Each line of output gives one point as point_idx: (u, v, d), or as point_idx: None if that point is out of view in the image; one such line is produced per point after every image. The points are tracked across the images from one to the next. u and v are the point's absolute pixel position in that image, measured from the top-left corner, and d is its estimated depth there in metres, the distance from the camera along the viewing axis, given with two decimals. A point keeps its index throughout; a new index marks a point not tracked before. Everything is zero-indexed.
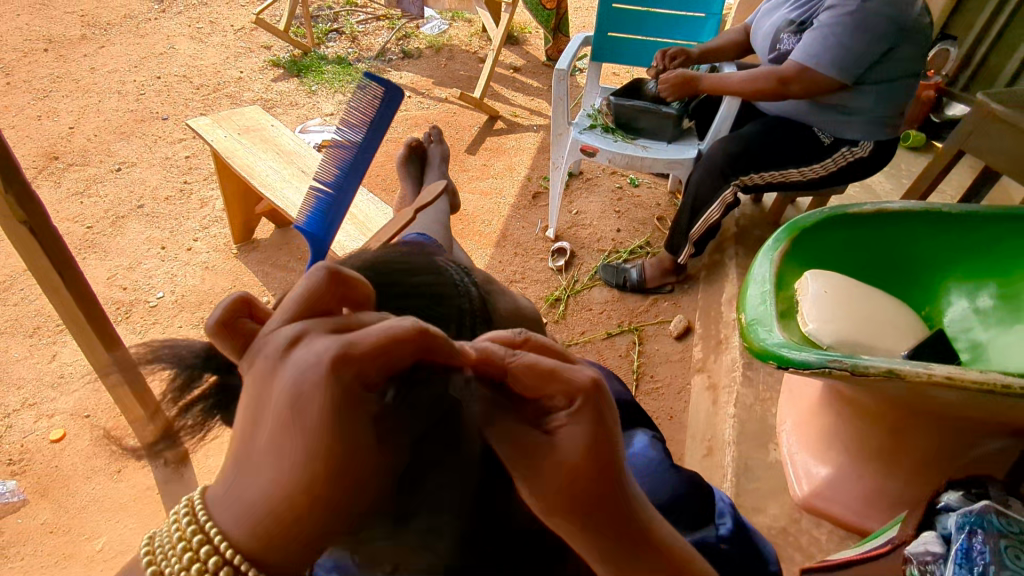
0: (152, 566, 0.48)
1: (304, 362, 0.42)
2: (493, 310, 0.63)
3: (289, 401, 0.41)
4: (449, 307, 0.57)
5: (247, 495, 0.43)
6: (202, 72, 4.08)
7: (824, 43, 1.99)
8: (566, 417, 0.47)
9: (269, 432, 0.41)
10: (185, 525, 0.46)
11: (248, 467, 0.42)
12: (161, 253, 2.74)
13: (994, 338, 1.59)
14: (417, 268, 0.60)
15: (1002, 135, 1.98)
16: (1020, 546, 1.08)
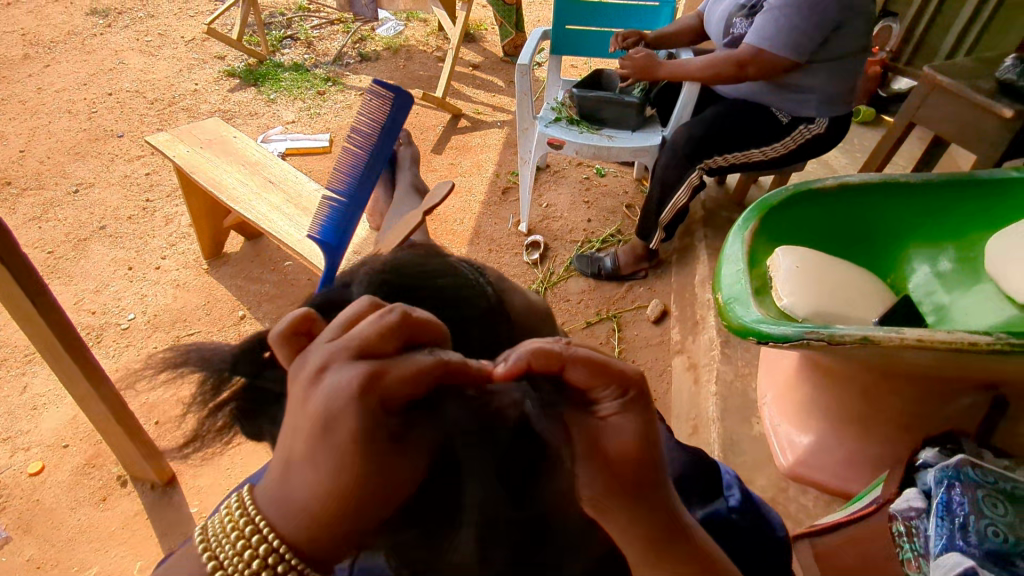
0: (209, 557, 0.54)
1: (330, 379, 0.46)
2: (509, 307, 0.63)
3: (315, 413, 0.45)
4: (472, 307, 0.60)
5: (295, 496, 0.49)
6: (155, 87, 3.98)
7: (777, 25, 2.04)
8: (617, 406, 0.54)
9: (304, 440, 0.46)
10: (237, 519, 0.52)
11: (292, 470, 0.48)
12: (128, 274, 2.67)
13: (958, 300, 1.67)
14: (434, 271, 0.62)
15: (948, 104, 2.05)
16: (996, 494, 1.12)
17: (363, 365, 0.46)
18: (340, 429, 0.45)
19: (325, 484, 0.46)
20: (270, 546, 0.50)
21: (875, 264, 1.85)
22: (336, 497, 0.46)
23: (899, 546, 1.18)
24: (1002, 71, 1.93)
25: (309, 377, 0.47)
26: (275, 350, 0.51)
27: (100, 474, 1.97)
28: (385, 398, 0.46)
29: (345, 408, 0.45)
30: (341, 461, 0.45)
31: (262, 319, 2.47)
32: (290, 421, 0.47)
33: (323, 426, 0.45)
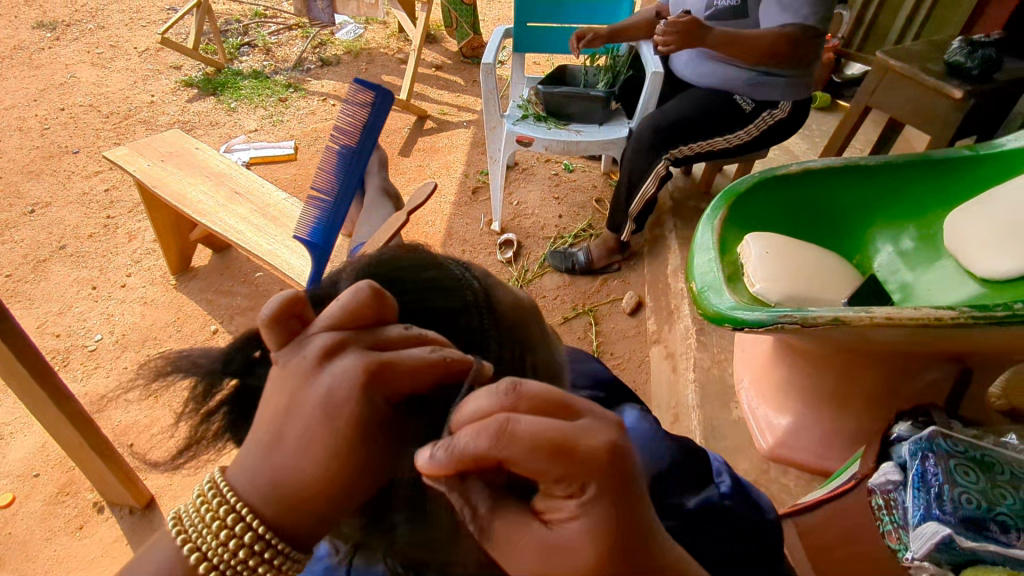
0: (186, 541, 0.51)
1: (335, 367, 0.47)
2: (497, 302, 0.61)
3: (317, 399, 0.47)
4: (456, 300, 0.59)
5: (275, 473, 0.48)
6: (110, 100, 3.87)
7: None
8: (573, 506, 0.41)
9: (299, 424, 0.47)
10: (214, 503, 0.50)
11: (275, 447, 0.48)
12: (92, 294, 2.60)
13: (921, 278, 1.72)
14: (420, 266, 0.62)
15: (901, 87, 2.12)
16: (966, 463, 1.17)
17: (370, 356, 0.48)
18: (341, 415, 0.46)
19: (314, 466, 0.47)
20: (246, 525, 0.49)
21: (842, 246, 1.90)
22: (326, 480, 0.47)
23: (879, 519, 1.23)
24: (950, 54, 1.97)
25: (312, 362, 0.48)
26: (268, 332, 0.51)
27: (75, 502, 1.91)
28: (388, 389, 0.48)
29: (350, 395, 0.46)
30: (338, 440, 0.46)
31: (235, 332, 2.43)
32: (281, 403, 0.48)
33: (326, 409, 0.46)
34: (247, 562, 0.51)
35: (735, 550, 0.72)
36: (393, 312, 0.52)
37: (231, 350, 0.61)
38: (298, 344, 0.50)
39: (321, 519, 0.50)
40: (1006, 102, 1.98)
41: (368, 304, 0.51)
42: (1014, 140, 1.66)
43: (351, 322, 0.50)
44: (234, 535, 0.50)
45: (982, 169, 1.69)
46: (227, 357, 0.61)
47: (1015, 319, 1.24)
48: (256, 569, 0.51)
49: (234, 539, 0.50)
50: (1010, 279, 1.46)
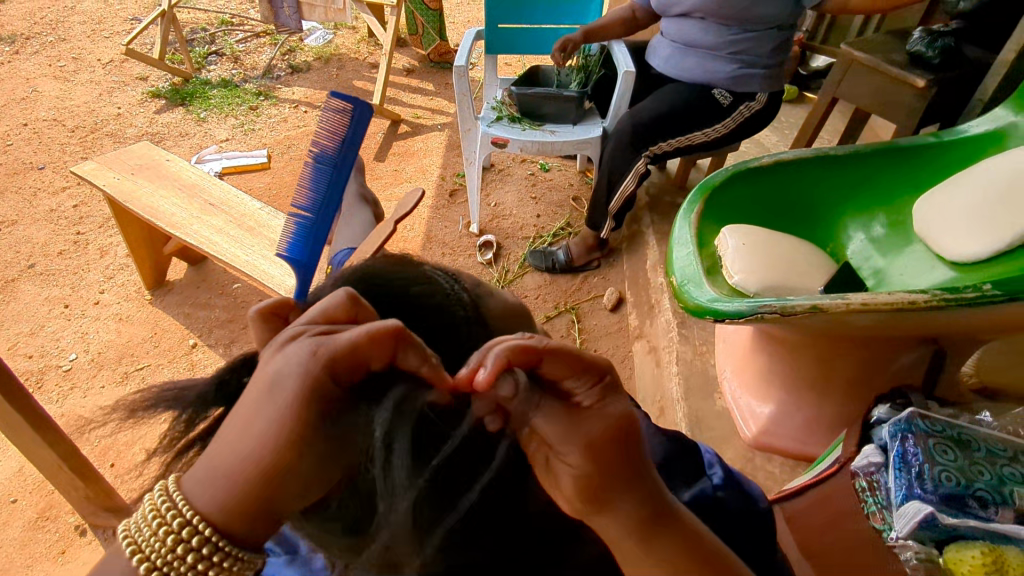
0: (135, 553, 0.51)
1: (290, 350, 0.50)
2: (486, 311, 0.62)
3: (266, 378, 0.49)
4: (448, 316, 0.58)
5: (231, 463, 0.50)
6: (75, 114, 3.78)
7: None
8: (594, 394, 0.54)
9: (251, 409, 0.49)
10: (159, 506, 0.52)
11: (233, 436, 0.50)
12: (65, 313, 2.54)
13: (893, 264, 1.76)
14: (409, 281, 0.61)
15: (866, 77, 2.16)
16: (944, 441, 1.20)
17: (322, 341, 0.49)
18: (285, 391, 0.48)
19: (260, 449, 0.49)
20: (192, 528, 0.50)
21: (816, 235, 1.93)
22: (273, 463, 0.49)
23: (863, 501, 1.24)
24: (912, 44, 2.02)
25: (275, 345, 0.51)
26: (257, 327, 0.58)
27: (55, 527, 1.87)
28: (334, 368, 0.49)
29: (294, 372, 0.48)
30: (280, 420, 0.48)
31: (215, 345, 2.39)
32: (243, 397, 0.51)
33: (270, 387, 0.48)
34: (188, 560, 0.51)
35: (729, 541, 0.73)
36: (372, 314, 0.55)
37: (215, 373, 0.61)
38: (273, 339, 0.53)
39: (269, 509, 0.51)
40: (961, 93, 2.02)
41: (344, 307, 0.53)
42: (975, 126, 1.73)
43: (329, 321, 0.53)
44: (182, 541, 0.50)
45: (946, 157, 1.75)
46: (217, 384, 0.60)
47: (983, 300, 1.28)
48: (199, 571, 0.51)
49: (178, 544, 0.50)
50: (979, 260, 1.50)
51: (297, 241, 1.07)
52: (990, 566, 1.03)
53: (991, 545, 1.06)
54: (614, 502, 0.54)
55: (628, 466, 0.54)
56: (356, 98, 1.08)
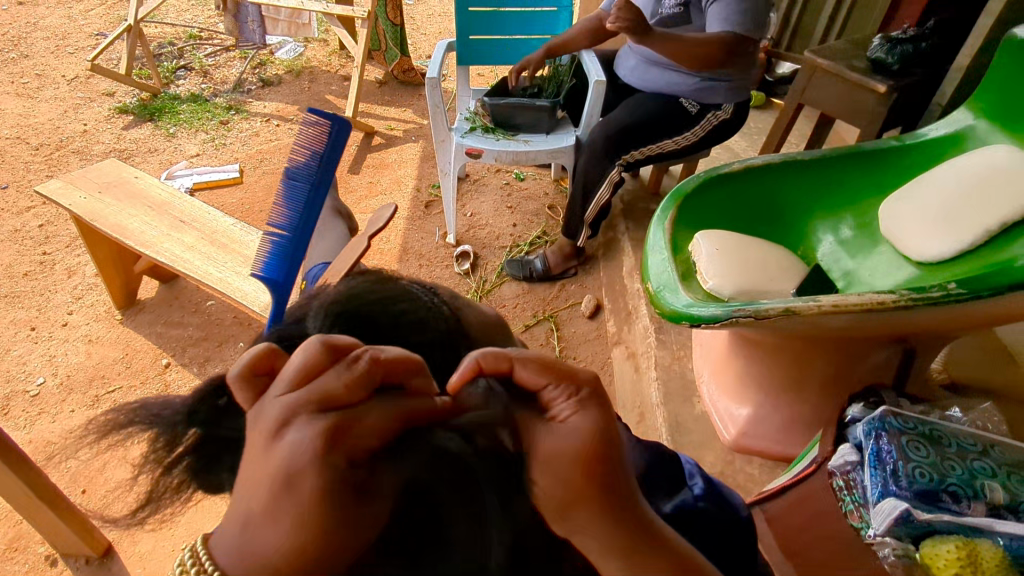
0: None
1: (290, 436, 0.44)
2: (465, 322, 0.62)
3: (276, 469, 0.43)
4: (431, 331, 0.58)
5: (248, 549, 0.45)
6: (38, 131, 3.70)
7: (730, 10, 2.14)
8: (572, 407, 0.52)
9: (259, 492, 0.44)
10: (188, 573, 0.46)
11: (247, 527, 0.45)
12: (32, 335, 2.48)
13: (862, 264, 1.80)
14: (388, 296, 0.60)
15: (832, 83, 2.20)
16: (917, 438, 1.23)
17: (328, 418, 0.45)
18: (302, 486, 0.43)
19: (282, 540, 0.43)
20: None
21: (788, 239, 1.97)
22: (296, 560, 0.43)
23: (841, 499, 1.25)
24: (872, 50, 2.08)
25: (268, 431, 0.45)
26: (237, 391, 0.48)
27: (24, 558, 1.81)
28: (350, 452, 0.45)
29: (309, 462, 0.43)
30: (302, 518, 0.43)
31: (189, 364, 2.35)
32: (247, 474, 0.45)
33: (284, 482, 0.43)
34: None
35: (713, 551, 0.73)
36: (399, 365, 0.49)
37: (202, 383, 0.60)
38: (259, 407, 0.47)
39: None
40: (923, 97, 2.09)
41: (323, 360, 0.47)
42: (936, 129, 1.78)
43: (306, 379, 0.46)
44: None
45: (908, 158, 1.80)
46: (191, 406, 0.58)
47: (949, 299, 1.31)
48: None
49: None
50: (944, 259, 1.54)
51: (274, 260, 1.06)
52: (965, 560, 1.07)
53: (965, 539, 1.09)
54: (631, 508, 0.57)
55: (609, 480, 0.52)
56: (335, 115, 1.09)
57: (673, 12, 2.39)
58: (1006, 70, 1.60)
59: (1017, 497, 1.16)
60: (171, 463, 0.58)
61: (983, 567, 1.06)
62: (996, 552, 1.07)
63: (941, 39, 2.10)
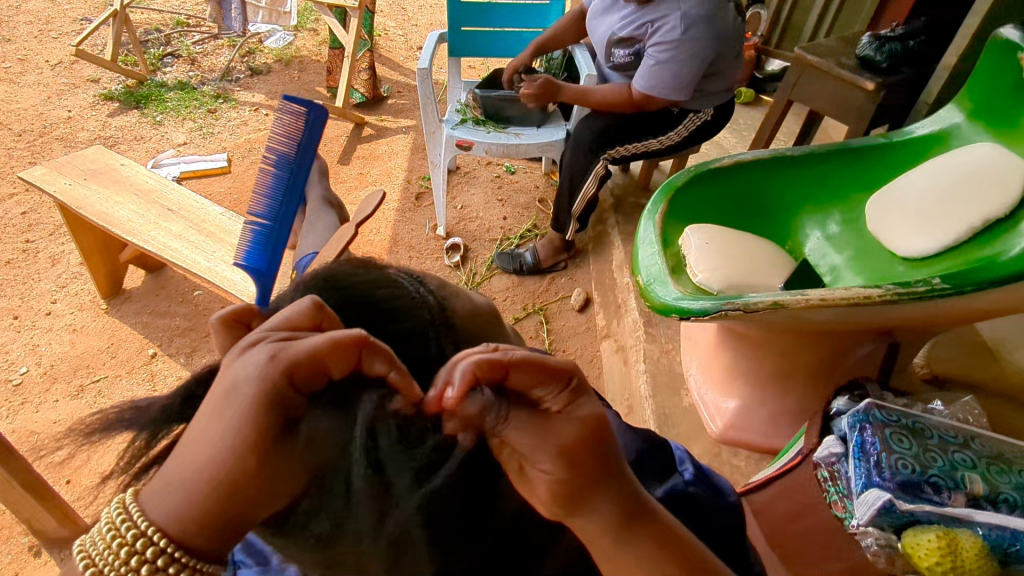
0: (87, 566, 0.54)
1: (248, 355, 0.49)
2: (452, 314, 0.59)
3: (223, 386, 0.49)
4: (413, 320, 0.56)
5: (186, 475, 0.51)
6: (21, 117, 3.63)
7: (659, 79, 2.18)
8: (562, 399, 0.52)
9: (212, 419, 0.49)
10: (117, 524, 0.52)
11: (188, 451, 0.51)
12: (14, 324, 2.44)
13: (848, 260, 1.81)
14: (370, 285, 0.59)
15: (822, 80, 2.21)
16: (900, 430, 1.24)
17: (277, 353, 0.48)
18: (240, 396, 0.48)
19: (217, 457, 0.49)
20: (149, 542, 0.51)
21: (774, 233, 1.99)
22: (224, 475, 0.49)
23: (825, 490, 1.28)
24: (861, 48, 2.09)
25: (237, 351, 0.51)
26: (216, 331, 0.57)
27: (6, 549, 1.80)
28: (293, 374, 0.47)
29: (252, 378, 0.48)
30: (236, 432, 0.48)
31: (176, 354, 2.33)
32: (205, 409, 0.50)
33: (228, 394, 0.49)
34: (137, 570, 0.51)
35: (703, 535, 0.74)
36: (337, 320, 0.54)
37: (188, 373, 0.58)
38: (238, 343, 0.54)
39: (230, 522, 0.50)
40: (908, 95, 2.11)
41: (310, 313, 0.52)
42: (923, 127, 1.80)
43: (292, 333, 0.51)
44: (135, 554, 0.51)
45: (896, 155, 1.81)
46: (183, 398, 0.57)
47: (933, 294, 1.33)
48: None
49: (134, 559, 0.51)
50: (929, 255, 1.56)
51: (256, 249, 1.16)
52: (944, 548, 1.09)
53: (945, 528, 1.12)
54: (589, 501, 0.55)
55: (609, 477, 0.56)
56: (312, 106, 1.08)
57: (626, 61, 2.39)
58: (994, 69, 1.61)
59: (996, 488, 1.19)
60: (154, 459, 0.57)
61: (963, 556, 1.09)
62: (976, 542, 1.10)
63: (928, 37, 2.11)
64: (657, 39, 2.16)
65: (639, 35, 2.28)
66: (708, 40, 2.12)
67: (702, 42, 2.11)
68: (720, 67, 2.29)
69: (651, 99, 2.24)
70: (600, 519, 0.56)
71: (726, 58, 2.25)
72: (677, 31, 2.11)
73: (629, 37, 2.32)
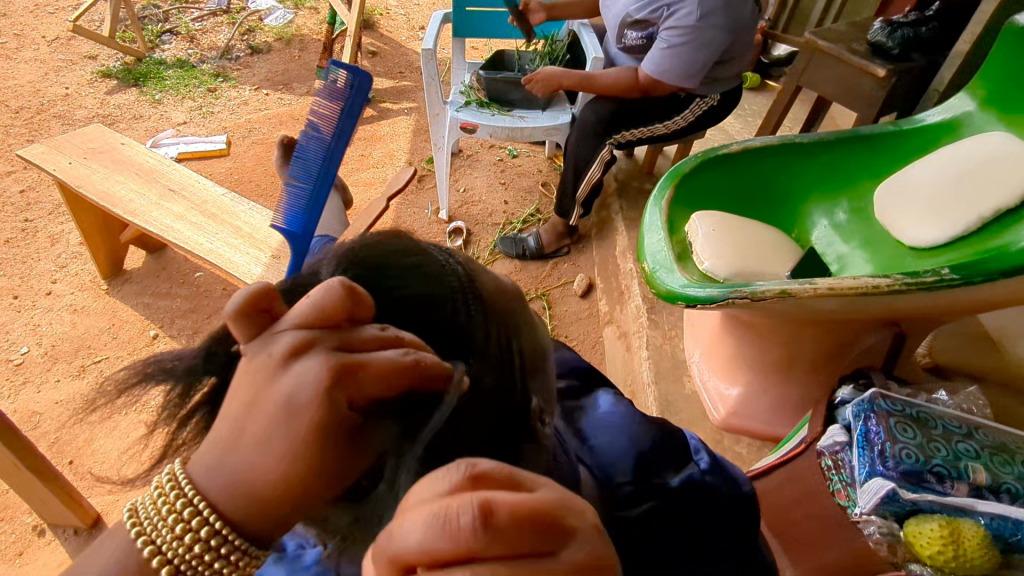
0: (141, 535, 0.49)
1: (301, 367, 0.44)
2: (482, 287, 0.56)
3: (278, 402, 0.43)
4: (439, 286, 0.53)
5: (234, 478, 0.46)
6: (17, 93, 3.58)
7: (670, 63, 2.15)
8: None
9: (265, 422, 0.44)
10: (169, 496, 0.47)
11: (233, 453, 0.45)
12: (14, 304, 2.42)
13: (856, 248, 1.80)
14: (398, 250, 0.57)
15: (832, 65, 2.19)
16: (905, 420, 1.24)
17: (338, 357, 0.44)
18: (303, 418, 0.43)
19: (271, 469, 0.44)
20: (206, 522, 0.47)
21: (782, 221, 1.98)
22: (284, 485, 0.45)
23: (829, 478, 1.29)
24: (873, 34, 2.06)
25: (278, 359, 0.45)
26: (234, 325, 0.48)
27: (10, 528, 1.80)
28: (354, 393, 0.44)
29: (313, 400, 0.43)
30: (297, 453, 0.43)
31: (177, 336, 2.32)
32: (246, 415, 0.44)
33: (286, 413, 0.43)
34: (205, 559, 0.48)
35: (721, 523, 0.73)
36: (368, 309, 0.48)
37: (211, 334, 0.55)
38: (265, 340, 0.47)
39: (287, 519, 0.47)
40: (918, 84, 2.09)
41: (342, 302, 0.47)
42: (932, 115, 1.78)
43: (251, 308, 0.48)
44: (190, 530, 0.47)
45: (906, 141, 1.79)
46: (206, 354, 0.55)
47: (942, 284, 1.32)
48: (214, 566, 0.48)
49: (189, 534, 0.47)
50: (937, 245, 1.56)
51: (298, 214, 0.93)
52: (947, 537, 1.10)
53: (947, 518, 1.12)
54: None
55: None
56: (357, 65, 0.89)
57: (637, 44, 2.36)
58: (1007, 58, 1.58)
59: (999, 478, 1.19)
60: (186, 415, 0.55)
61: (966, 545, 1.09)
62: (978, 531, 1.10)
63: (941, 22, 2.08)
64: (671, 22, 2.12)
65: (653, 18, 2.24)
66: (721, 29, 2.10)
67: (716, 30, 2.09)
68: (733, 56, 2.27)
69: (659, 83, 2.21)
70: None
71: (737, 47, 2.23)
72: (693, 17, 2.07)
73: (643, 19, 2.29)
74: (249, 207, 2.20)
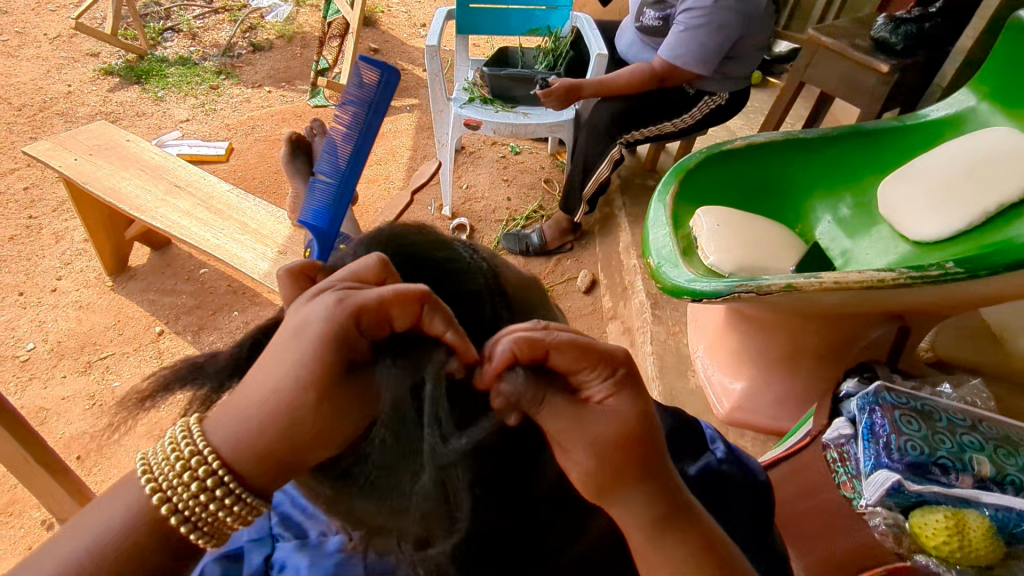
0: (150, 481, 0.54)
1: (317, 301, 0.53)
2: (505, 281, 0.62)
3: (293, 327, 0.53)
4: (471, 282, 0.59)
5: (245, 415, 0.53)
6: (20, 91, 3.57)
7: (687, 44, 2.14)
8: (608, 388, 0.55)
9: (284, 361, 0.52)
10: (180, 442, 0.54)
11: (249, 391, 0.54)
12: (19, 301, 2.42)
13: (859, 244, 1.82)
14: (429, 244, 0.61)
15: (834, 62, 2.20)
16: (910, 413, 1.25)
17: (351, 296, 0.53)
18: (311, 335, 0.52)
19: (279, 395, 0.52)
20: (209, 466, 0.53)
21: (785, 216, 1.99)
22: (286, 412, 0.52)
23: (834, 471, 1.29)
24: (876, 30, 2.07)
25: (307, 296, 0.55)
26: (284, 284, 0.60)
27: (18, 523, 1.80)
28: (359, 324, 0.52)
29: (322, 325, 0.52)
30: (301, 374, 0.52)
31: (183, 332, 2.32)
32: (267, 348, 0.54)
33: (297, 334, 0.52)
34: (200, 498, 0.53)
35: (737, 511, 0.75)
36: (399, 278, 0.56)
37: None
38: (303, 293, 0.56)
39: (284, 460, 0.54)
40: (922, 79, 2.10)
41: (375, 270, 0.55)
42: (936, 110, 1.78)
43: (302, 273, 0.61)
44: (193, 473, 0.53)
45: (909, 137, 1.80)
46: (252, 345, 0.61)
47: (946, 277, 1.33)
48: (210, 508, 0.53)
49: (189, 476, 0.53)
50: (940, 240, 1.57)
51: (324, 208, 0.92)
52: (951, 528, 1.11)
53: (954, 509, 1.13)
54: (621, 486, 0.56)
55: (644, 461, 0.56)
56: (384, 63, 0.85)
57: (654, 24, 2.37)
58: (1012, 53, 1.59)
59: (1003, 469, 1.20)
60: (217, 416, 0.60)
61: (971, 536, 1.10)
62: (983, 522, 1.11)
63: (945, 18, 2.08)
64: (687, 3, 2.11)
65: None
66: (735, 14, 2.10)
67: (732, 13, 2.08)
68: (744, 49, 2.26)
69: (674, 69, 2.20)
70: (635, 515, 0.57)
71: (749, 41, 2.23)
72: None
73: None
74: (254, 203, 2.20)
